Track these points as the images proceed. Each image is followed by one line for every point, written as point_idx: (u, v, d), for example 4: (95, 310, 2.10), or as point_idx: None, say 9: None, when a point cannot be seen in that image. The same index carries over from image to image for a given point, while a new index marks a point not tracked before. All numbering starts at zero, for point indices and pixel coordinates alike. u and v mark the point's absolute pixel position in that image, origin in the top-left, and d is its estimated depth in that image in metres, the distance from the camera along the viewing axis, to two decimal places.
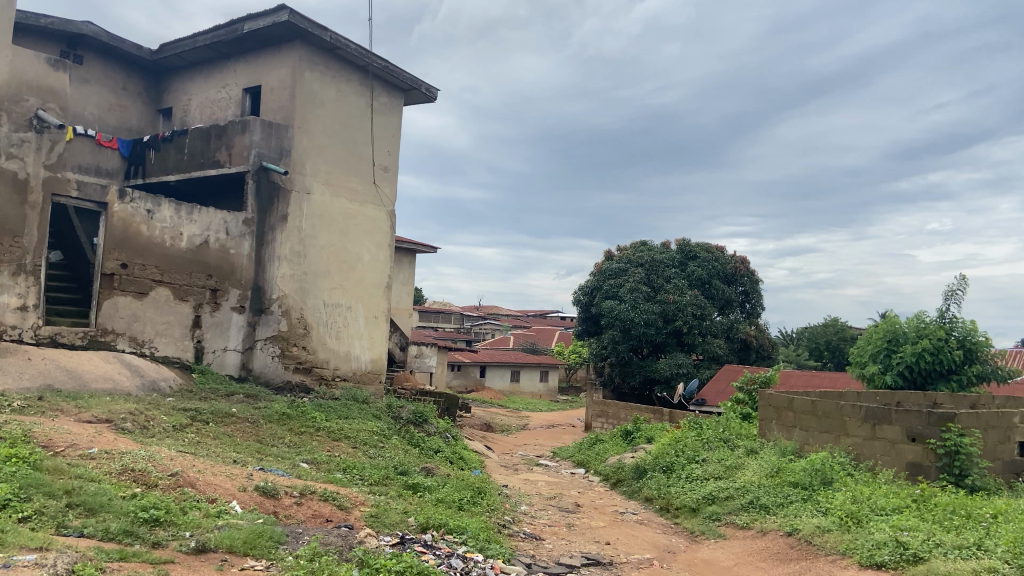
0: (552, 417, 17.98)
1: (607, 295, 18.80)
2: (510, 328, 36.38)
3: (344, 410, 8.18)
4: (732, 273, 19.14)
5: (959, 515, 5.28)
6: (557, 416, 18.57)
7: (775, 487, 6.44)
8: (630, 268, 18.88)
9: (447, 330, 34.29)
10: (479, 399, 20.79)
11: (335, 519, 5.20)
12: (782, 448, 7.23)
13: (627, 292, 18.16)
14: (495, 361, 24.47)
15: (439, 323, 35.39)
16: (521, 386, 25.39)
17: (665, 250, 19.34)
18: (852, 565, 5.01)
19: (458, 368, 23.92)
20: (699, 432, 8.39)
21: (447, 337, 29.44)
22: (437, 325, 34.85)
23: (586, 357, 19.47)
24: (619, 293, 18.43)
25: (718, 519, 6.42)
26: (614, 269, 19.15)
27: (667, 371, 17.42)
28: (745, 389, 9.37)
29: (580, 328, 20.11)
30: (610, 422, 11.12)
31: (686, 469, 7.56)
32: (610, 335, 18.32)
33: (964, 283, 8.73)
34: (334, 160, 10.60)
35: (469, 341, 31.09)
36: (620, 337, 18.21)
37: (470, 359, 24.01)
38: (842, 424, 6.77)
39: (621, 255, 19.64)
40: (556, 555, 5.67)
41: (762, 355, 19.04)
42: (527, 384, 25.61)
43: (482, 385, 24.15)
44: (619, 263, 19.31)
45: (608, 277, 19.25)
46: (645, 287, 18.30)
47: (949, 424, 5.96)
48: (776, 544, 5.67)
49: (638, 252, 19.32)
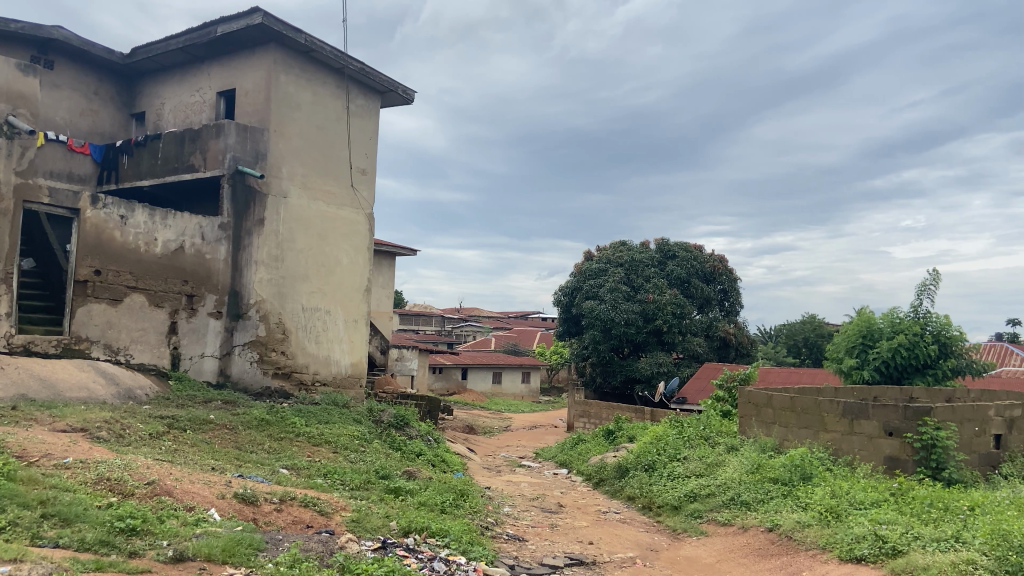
0: (534, 418, 17.99)
1: (587, 295, 18.86)
2: (491, 330, 36.40)
3: (325, 415, 8.13)
4: (710, 272, 19.29)
5: (936, 508, 5.34)
6: (539, 417, 18.58)
7: (756, 483, 6.48)
8: (610, 267, 18.95)
9: (428, 333, 34.17)
10: (461, 402, 20.75)
11: (316, 524, 5.16)
12: (762, 444, 7.29)
13: (607, 292, 18.21)
14: (478, 362, 24.41)
15: (420, 326, 35.32)
16: (503, 388, 25.38)
17: (645, 249, 19.46)
18: (832, 559, 5.07)
19: (440, 370, 23.86)
20: (681, 430, 8.42)
21: (428, 340, 29.38)
22: (418, 328, 34.78)
23: (567, 357, 19.48)
24: (599, 293, 18.48)
25: (700, 516, 6.44)
26: (595, 270, 19.21)
27: (648, 370, 17.51)
28: (726, 386, 9.42)
29: (561, 328, 20.18)
30: (593, 422, 11.12)
31: (668, 466, 7.58)
32: (591, 335, 18.34)
33: (937, 277, 8.81)
34: (310, 163, 10.53)
35: (451, 344, 31.05)
36: (601, 337, 18.23)
37: (452, 362, 23.99)
38: (820, 420, 6.82)
39: (601, 255, 19.70)
40: (540, 555, 5.66)
41: (741, 353, 19.09)
42: (510, 385, 25.63)
43: (464, 387, 24.12)
44: (600, 263, 19.37)
45: (588, 277, 19.33)
46: (625, 287, 18.38)
47: (926, 419, 6.07)
48: (758, 540, 5.71)
49: (618, 252, 19.40)
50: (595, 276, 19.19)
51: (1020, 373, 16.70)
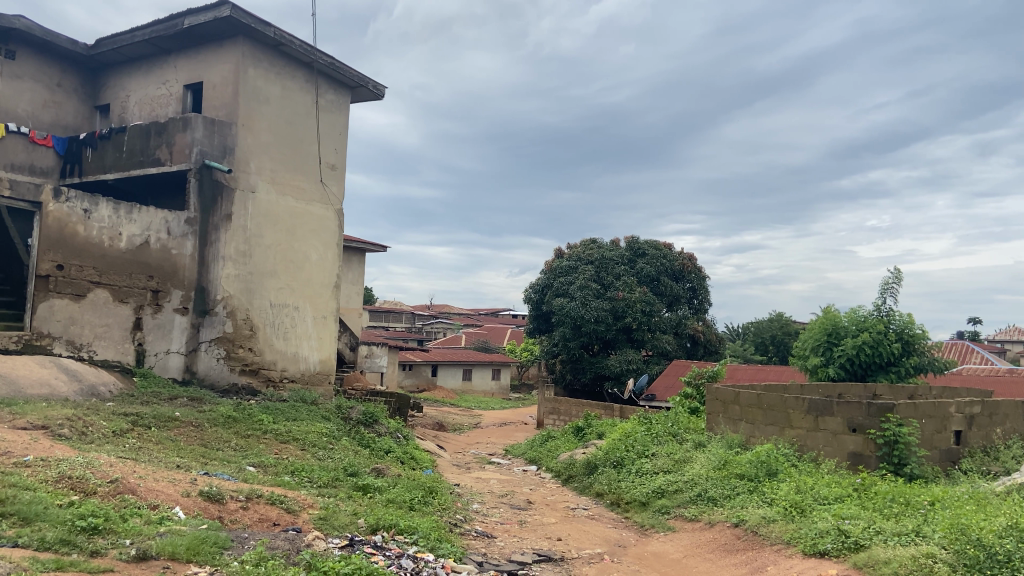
0: (504, 415, 18.02)
1: (557, 292, 18.91)
2: (462, 327, 36.38)
3: (292, 412, 8.06)
4: (680, 270, 19.47)
5: (898, 503, 5.44)
6: (509, 414, 18.61)
7: (722, 479, 6.55)
8: (581, 265, 19.01)
9: (398, 330, 34.01)
10: (431, 399, 20.71)
11: (283, 522, 5.12)
12: (729, 440, 7.38)
13: (578, 290, 18.27)
14: (447, 359, 24.38)
15: (390, 323, 35.19)
16: (473, 385, 25.34)
17: (615, 247, 19.58)
18: (796, 554, 5.15)
19: (410, 367, 23.81)
20: (649, 427, 8.49)
21: (398, 337, 29.27)
22: (388, 325, 34.65)
23: (537, 354, 19.52)
24: (569, 290, 18.53)
25: (667, 512, 6.50)
26: (566, 267, 19.24)
27: (618, 367, 17.63)
28: (694, 383, 9.52)
29: (532, 325, 20.24)
30: (562, 419, 11.17)
31: (636, 463, 7.64)
32: (562, 332, 18.39)
33: (900, 276, 8.97)
34: (279, 158, 10.43)
35: (421, 341, 30.98)
36: (571, 334, 18.28)
37: (422, 359, 23.93)
38: (786, 416, 6.92)
39: (571, 252, 19.75)
40: (508, 552, 5.68)
41: (709, 350, 19.28)
42: (480, 382, 25.61)
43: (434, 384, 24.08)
44: (570, 260, 19.39)
45: (559, 274, 19.37)
46: (595, 285, 18.47)
47: (888, 415, 6.18)
48: (724, 535, 5.77)
49: (588, 249, 19.48)
50: (566, 274, 19.23)
51: (979, 371, 17.08)
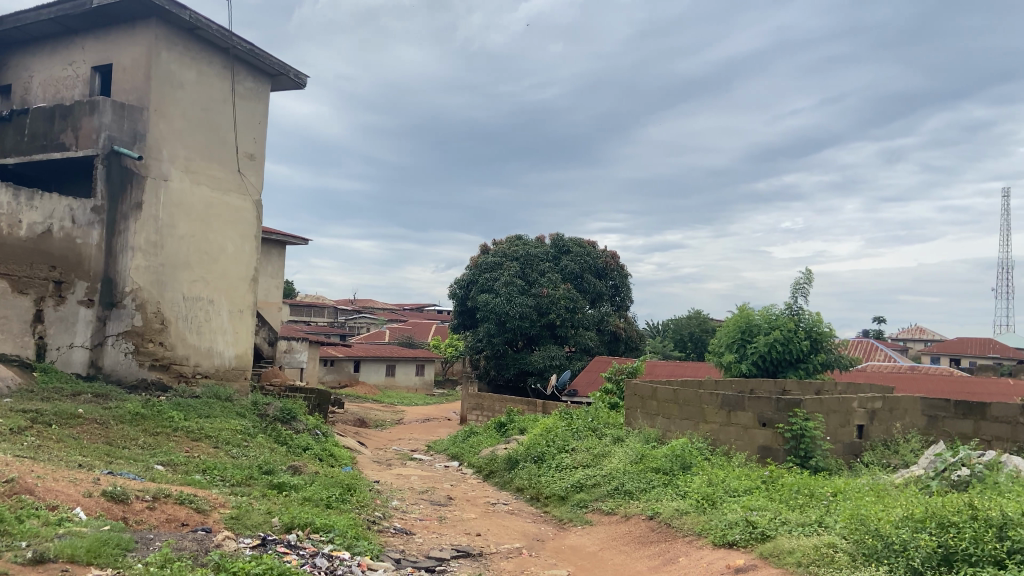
0: (428, 411, 17.94)
1: (482, 288, 18.91)
2: (386, 322, 36.04)
3: (206, 408, 7.81)
4: (603, 268, 19.79)
5: (803, 494, 5.67)
6: (432, 410, 18.54)
7: (639, 473, 6.69)
8: (505, 261, 19.02)
9: (321, 324, 33.40)
10: (352, 395, 20.42)
11: (193, 522, 4.97)
12: (646, 435, 7.55)
13: (503, 286, 18.33)
14: (370, 355, 24.12)
15: (312, 317, 34.55)
16: (397, 380, 25.11)
17: (540, 244, 19.76)
18: (706, 545, 5.31)
19: (331, 363, 23.45)
20: (570, 422, 8.59)
21: (320, 332, 28.76)
22: (310, 320, 34.01)
23: (462, 349, 19.51)
24: (494, 286, 18.56)
25: (585, 506, 6.60)
26: (489, 263, 19.15)
27: (541, 363, 17.80)
28: (615, 379, 9.70)
29: (456, 320, 20.22)
30: (485, 414, 11.21)
31: (556, 458, 7.72)
32: (486, 328, 18.41)
33: (810, 277, 9.37)
34: (194, 146, 10.09)
35: (343, 336, 30.52)
36: (495, 330, 18.34)
37: (343, 354, 23.59)
38: (701, 412, 7.11)
39: (496, 249, 19.76)
40: (426, 548, 5.65)
41: (630, 347, 19.69)
42: (404, 378, 25.40)
43: (356, 380, 23.77)
44: (494, 256, 19.27)
45: (483, 270, 19.33)
46: (520, 281, 18.58)
47: (796, 410, 6.42)
48: (639, 527, 5.90)
49: (513, 246, 19.58)
50: (491, 270, 19.09)
51: (880, 367, 18.01)
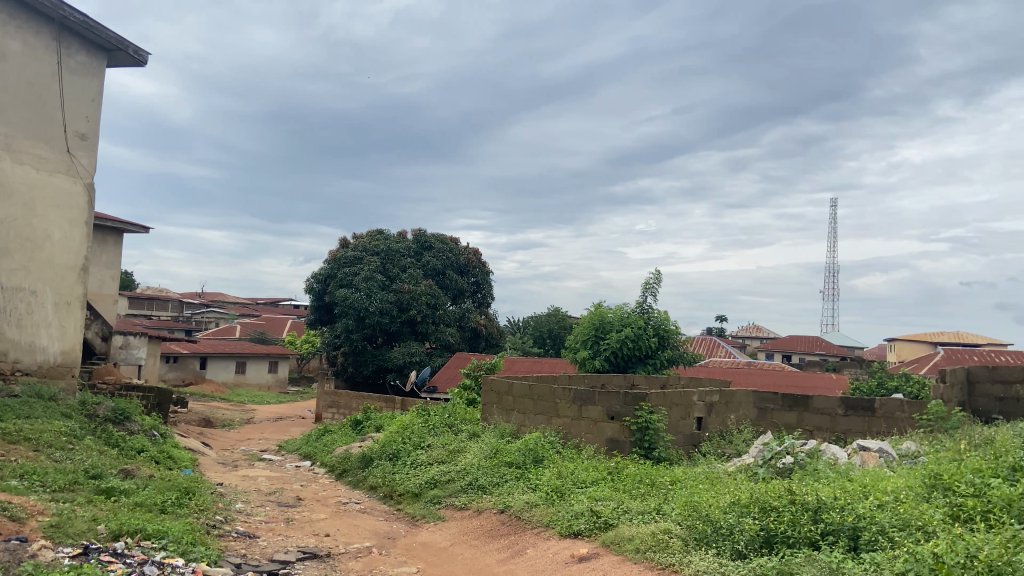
0: (280, 409, 17.32)
1: (341, 283, 18.49)
2: (239, 318, 34.51)
3: (26, 409, 7.13)
4: (465, 264, 19.90)
5: (645, 483, 5.93)
6: (286, 408, 17.94)
7: (492, 468, 6.76)
8: (366, 256, 18.74)
9: (165, 318, 31.40)
10: (199, 394, 19.37)
11: (4, 532, 4.50)
12: (501, 430, 7.65)
13: (363, 282, 18.01)
14: (219, 351, 23.00)
15: (155, 311, 32.45)
16: (247, 377, 24.12)
17: (401, 239, 19.61)
18: (553, 536, 5.44)
19: (174, 359, 22.17)
20: (426, 419, 8.56)
21: (165, 327, 27.07)
22: (154, 314, 31.95)
23: (319, 346, 19.00)
24: (353, 281, 18.20)
25: (438, 502, 6.59)
26: (350, 257, 18.83)
27: (401, 359, 17.65)
28: (473, 376, 9.77)
29: (313, 316, 19.69)
30: (341, 412, 10.99)
31: (411, 455, 7.67)
32: (344, 324, 18.02)
33: (659, 278, 9.87)
34: (12, 121, 9.22)
35: (190, 332, 28.88)
36: (354, 326, 18.00)
37: (189, 350, 22.34)
38: (553, 406, 7.29)
39: (356, 243, 19.38)
40: (271, 552, 5.44)
41: (491, 343, 19.96)
42: (254, 375, 24.45)
43: (202, 378, 22.59)
44: (355, 251, 19.00)
45: (343, 264, 18.91)
46: (381, 276, 18.33)
47: (641, 403, 6.72)
48: (489, 521, 5.96)
49: (374, 240, 19.30)
50: (350, 264, 18.82)
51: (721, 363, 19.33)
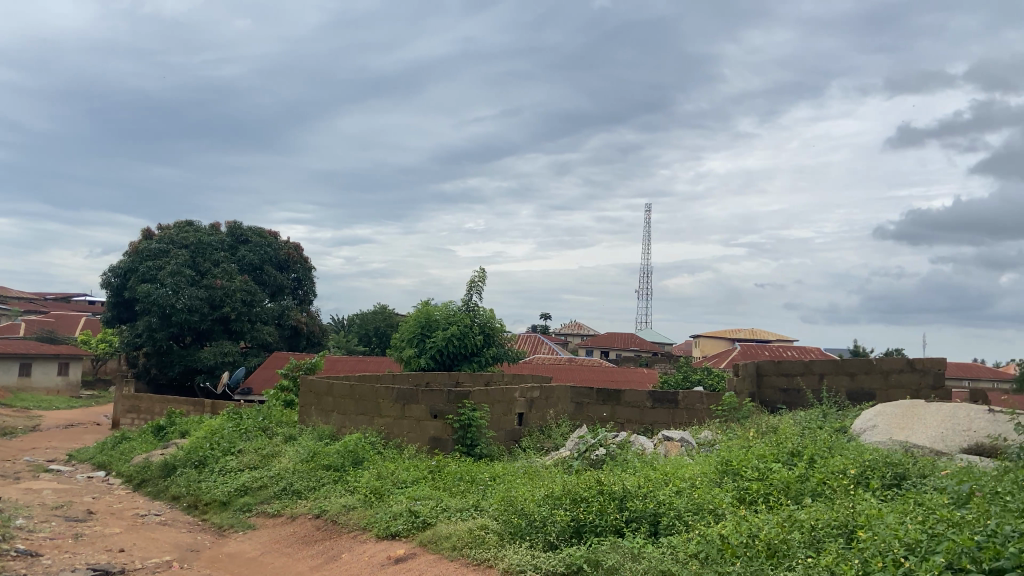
0: (70, 416, 15.73)
1: (143, 278, 17.09)
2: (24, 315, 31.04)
3: None
4: (285, 259, 19.37)
5: (464, 480, 5.97)
6: (79, 415, 16.34)
7: (308, 472, 6.51)
8: (173, 249, 17.51)
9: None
10: None
11: None
12: (320, 432, 7.39)
13: (168, 276, 16.72)
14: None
15: None
16: (32, 381, 21.66)
17: (214, 232, 18.54)
18: (370, 538, 5.32)
19: None
20: (238, 422, 8.11)
21: None
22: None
23: (119, 346, 17.54)
24: (157, 276, 16.89)
25: (248, 510, 6.24)
26: (154, 250, 17.48)
27: (212, 359, 16.64)
28: (291, 376, 9.40)
29: (112, 313, 18.10)
30: (143, 418, 10.18)
31: (220, 462, 7.22)
32: (148, 322, 16.72)
33: (484, 277, 10.03)
34: None
35: None
36: (158, 324, 16.76)
37: None
38: (376, 405, 7.16)
39: (162, 235, 18.04)
40: (53, 572, 4.88)
41: (313, 342, 19.37)
42: (40, 378, 22.03)
43: None
44: (161, 243, 17.69)
45: (147, 258, 17.48)
46: (190, 271, 17.18)
47: (464, 401, 6.78)
48: (303, 527, 5.73)
49: (183, 232, 18.06)
50: (155, 257, 17.49)
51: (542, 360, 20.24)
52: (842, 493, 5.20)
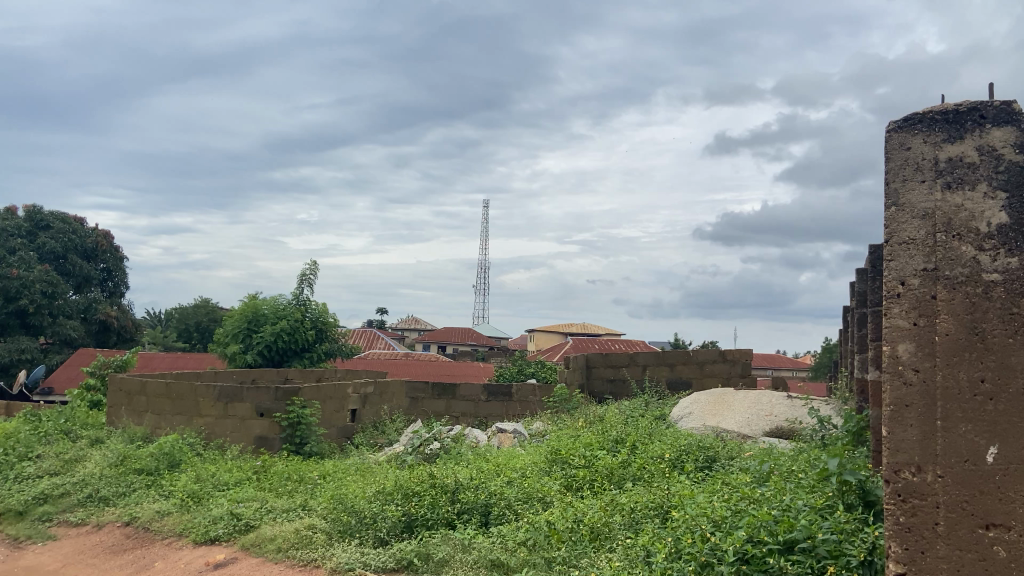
0: None
1: None
2: None
3: None
4: (92, 248, 19.00)
5: (291, 480, 5.84)
6: None
7: (118, 476, 6.00)
8: None
9: None
10: None
11: None
12: (131, 434, 6.91)
13: None
14: None
15: None
16: None
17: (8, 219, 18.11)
18: (186, 545, 4.97)
19: None
20: (37, 425, 7.30)
21: None
22: None
23: None
24: None
25: (49, 520, 5.62)
26: None
27: (6, 355, 16.15)
28: (98, 373, 8.60)
29: None
30: None
31: (14, 468, 6.45)
32: None
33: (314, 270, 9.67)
34: None
35: None
36: None
37: None
38: (195, 405, 6.88)
39: None
40: None
41: (125, 337, 18.95)
42: None
43: None
44: None
45: None
46: None
47: (292, 398, 6.71)
48: (111, 537, 5.25)
49: None
50: None
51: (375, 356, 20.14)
52: (656, 476, 5.62)
